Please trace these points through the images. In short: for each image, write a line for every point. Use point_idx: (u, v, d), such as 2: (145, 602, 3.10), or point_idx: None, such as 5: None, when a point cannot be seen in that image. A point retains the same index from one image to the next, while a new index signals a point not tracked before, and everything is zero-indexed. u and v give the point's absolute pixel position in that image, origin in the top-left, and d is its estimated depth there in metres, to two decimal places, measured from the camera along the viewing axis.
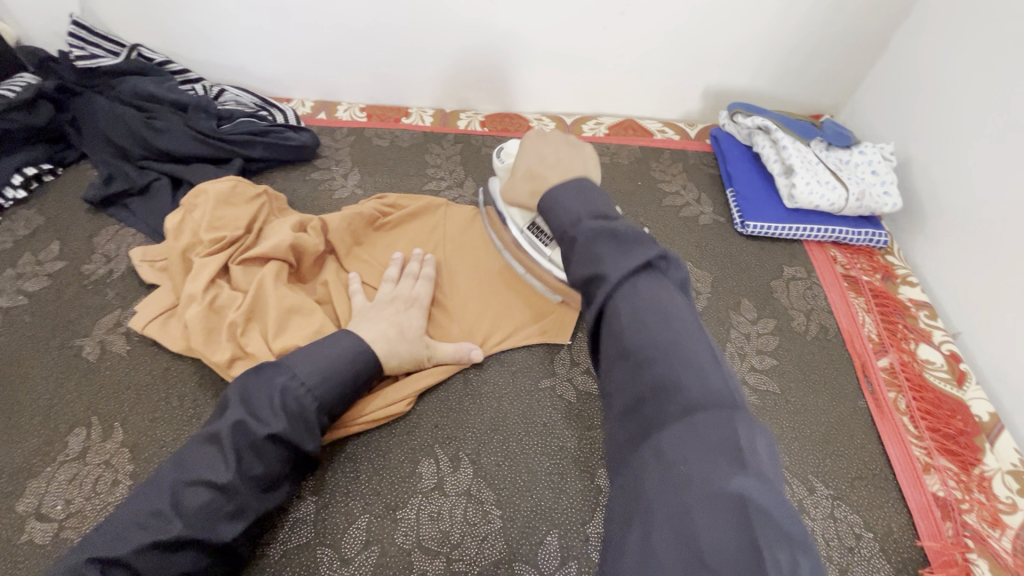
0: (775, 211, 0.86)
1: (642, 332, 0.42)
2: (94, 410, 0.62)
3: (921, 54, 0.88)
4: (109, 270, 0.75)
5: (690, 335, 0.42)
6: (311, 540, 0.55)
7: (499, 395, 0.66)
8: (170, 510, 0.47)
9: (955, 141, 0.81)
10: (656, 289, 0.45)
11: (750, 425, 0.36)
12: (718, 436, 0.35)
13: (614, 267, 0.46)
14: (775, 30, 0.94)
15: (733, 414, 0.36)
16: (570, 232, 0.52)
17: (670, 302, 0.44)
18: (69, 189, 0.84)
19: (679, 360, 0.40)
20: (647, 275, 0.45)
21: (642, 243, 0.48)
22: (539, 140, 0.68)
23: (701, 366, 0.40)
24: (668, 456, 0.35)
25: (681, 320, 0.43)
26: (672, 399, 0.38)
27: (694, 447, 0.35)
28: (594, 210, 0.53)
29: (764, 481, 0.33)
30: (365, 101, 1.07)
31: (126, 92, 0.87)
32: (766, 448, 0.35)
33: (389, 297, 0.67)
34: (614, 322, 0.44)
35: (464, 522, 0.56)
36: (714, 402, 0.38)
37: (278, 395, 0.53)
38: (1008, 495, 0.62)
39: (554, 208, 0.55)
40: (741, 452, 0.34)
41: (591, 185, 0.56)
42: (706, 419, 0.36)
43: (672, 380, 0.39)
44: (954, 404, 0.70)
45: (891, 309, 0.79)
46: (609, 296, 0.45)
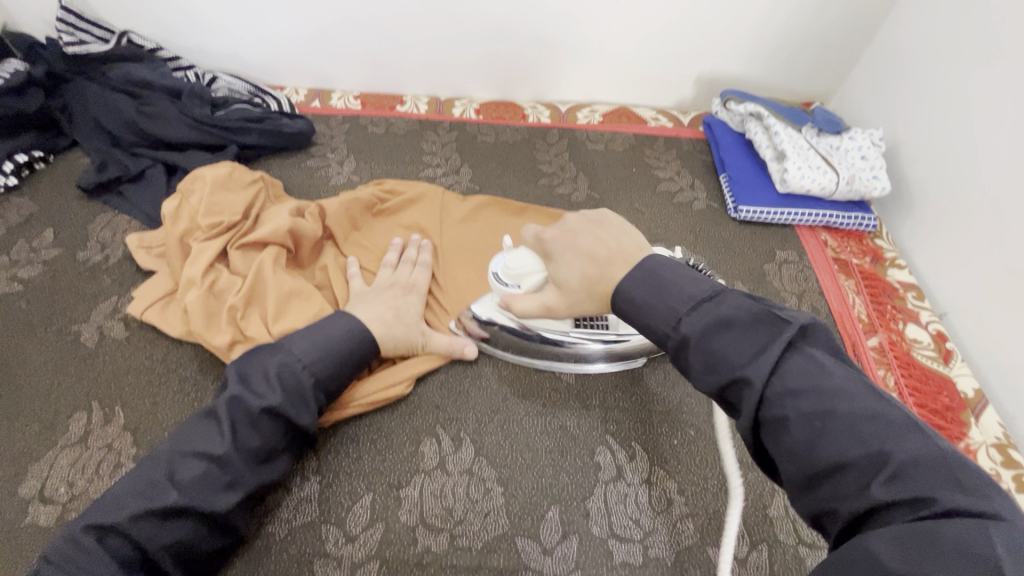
0: (767, 196, 0.88)
1: (831, 434, 0.37)
2: (94, 395, 0.62)
3: (907, 43, 0.90)
4: (105, 257, 0.74)
5: (884, 407, 0.38)
6: (315, 518, 0.56)
7: (498, 376, 0.67)
8: (163, 479, 0.48)
9: (941, 126, 0.83)
10: (812, 372, 0.40)
11: (1012, 538, 0.31)
12: (960, 540, 0.31)
13: (755, 368, 0.41)
14: (766, 18, 0.95)
15: (980, 519, 0.32)
16: (674, 338, 0.46)
17: (828, 377, 0.39)
18: (62, 176, 0.83)
19: (879, 440, 0.36)
20: (794, 355, 0.41)
21: (771, 325, 0.42)
22: (570, 236, 0.55)
23: (899, 437, 0.36)
24: (891, 565, 0.31)
25: (849, 393, 0.38)
26: (884, 489, 0.34)
27: (923, 555, 0.31)
28: (693, 296, 0.46)
29: (963, 489, 0.33)
30: (360, 89, 1.06)
31: (117, 79, 0.86)
32: (1022, 561, 0.30)
33: (388, 281, 0.68)
34: (784, 432, 0.39)
35: (466, 499, 0.57)
36: (946, 492, 0.33)
37: (273, 370, 0.54)
38: (992, 467, 0.64)
39: (642, 316, 0.48)
40: (999, 567, 0.29)
41: (660, 266, 0.49)
42: (948, 529, 0.31)
43: (885, 480, 0.34)
44: (941, 381, 0.72)
45: (880, 291, 0.81)
46: (761, 400, 0.41)
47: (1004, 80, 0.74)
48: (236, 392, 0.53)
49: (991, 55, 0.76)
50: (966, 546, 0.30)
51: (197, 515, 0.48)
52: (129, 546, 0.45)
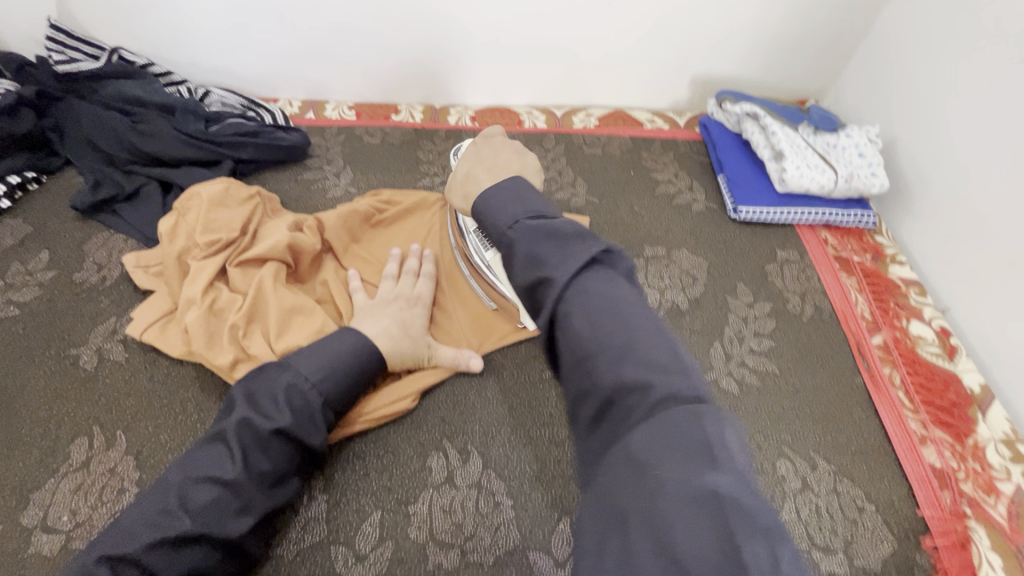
0: (765, 196, 0.88)
1: (592, 334, 0.38)
2: (96, 419, 0.61)
3: (900, 40, 0.90)
4: (102, 278, 0.74)
5: (641, 312, 0.40)
6: (324, 539, 0.55)
7: (504, 387, 0.66)
8: (175, 506, 0.47)
9: (938, 122, 0.83)
10: (604, 285, 0.40)
11: (716, 417, 0.34)
12: (683, 426, 0.33)
13: (561, 268, 0.40)
14: (758, 19, 0.95)
15: (697, 405, 0.34)
16: (507, 236, 0.45)
17: (615, 289, 0.40)
18: (56, 196, 0.83)
19: (632, 337, 0.38)
20: (596, 270, 0.40)
21: (586, 239, 0.42)
22: (483, 147, 0.62)
23: (670, 373, 0.36)
24: (638, 457, 0.33)
25: (629, 308, 0.39)
26: (634, 375, 0.36)
27: (661, 445, 0.33)
28: (533, 210, 0.46)
29: (737, 475, 0.31)
30: (354, 99, 1.06)
31: (110, 96, 0.86)
32: (734, 439, 0.33)
33: (390, 294, 0.67)
34: (568, 328, 0.39)
35: (476, 513, 0.57)
36: (669, 380, 0.36)
37: (282, 391, 0.53)
38: (1002, 463, 0.64)
39: (489, 214, 0.47)
40: (710, 448, 0.32)
41: (526, 185, 0.49)
42: (672, 416, 0.34)
43: (635, 370, 0.36)
44: (947, 376, 0.72)
45: (882, 288, 0.81)
46: (561, 299, 0.39)
47: (1000, 75, 0.74)
48: (245, 416, 0.52)
49: (987, 51, 0.76)
50: (690, 433, 0.33)
51: (210, 540, 0.47)
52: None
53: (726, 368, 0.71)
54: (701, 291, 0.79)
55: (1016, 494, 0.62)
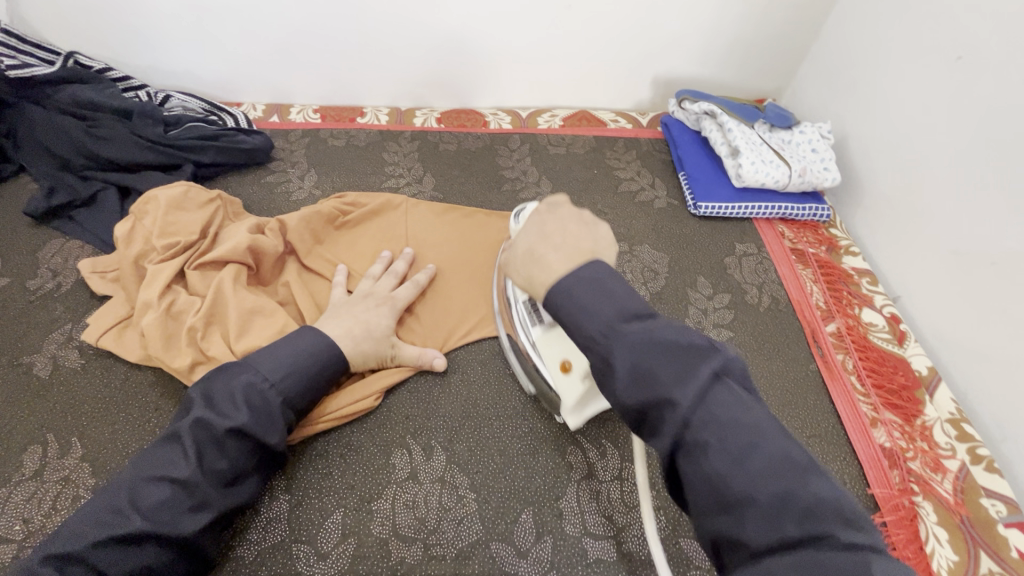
0: (725, 191, 0.90)
1: (732, 470, 0.35)
2: (49, 427, 0.60)
3: (849, 40, 0.93)
4: (57, 284, 0.72)
5: (790, 446, 0.36)
6: (285, 538, 0.55)
7: (468, 383, 0.67)
8: (127, 506, 0.47)
9: (885, 118, 0.86)
10: (733, 404, 0.37)
11: (893, 568, 0.31)
12: (821, 505, 0.33)
13: (682, 390, 0.37)
14: (715, 22, 0.98)
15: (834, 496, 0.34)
16: (601, 345, 0.41)
17: (750, 415, 0.37)
18: (9, 203, 0.81)
19: (789, 478, 0.34)
20: (721, 387, 0.38)
21: (703, 354, 0.39)
22: (549, 217, 0.53)
23: (770, 436, 0.36)
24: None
25: (763, 433, 0.36)
26: (797, 529, 0.32)
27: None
28: (628, 309, 0.41)
29: (873, 539, 0.32)
30: (319, 102, 1.06)
31: (64, 100, 0.84)
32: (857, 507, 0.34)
33: (361, 293, 0.67)
34: (700, 461, 0.36)
35: (439, 507, 0.57)
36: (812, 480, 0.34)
37: (239, 390, 0.53)
38: (948, 441, 0.66)
39: (576, 314, 0.42)
40: (845, 515, 0.33)
41: (608, 272, 0.44)
42: (839, 564, 0.30)
43: (796, 521, 0.32)
44: (896, 361, 0.74)
45: (835, 278, 0.83)
46: (685, 422, 0.37)
47: (939, 72, 0.78)
48: (200, 415, 0.51)
49: (927, 50, 0.80)
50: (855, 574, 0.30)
51: (163, 540, 0.47)
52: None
53: None
54: (662, 284, 0.81)
55: (961, 470, 0.64)
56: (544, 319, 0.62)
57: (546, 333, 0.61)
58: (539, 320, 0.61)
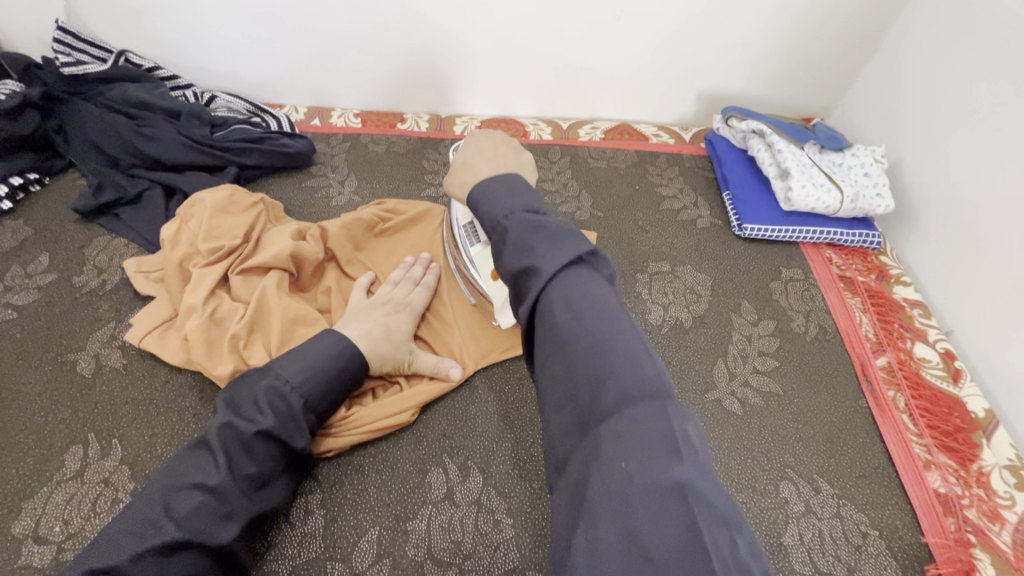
0: (772, 213, 0.87)
1: (569, 326, 0.38)
2: (90, 427, 0.60)
3: (908, 60, 0.90)
4: (102, 282, 0.73)
5: (625, 327, 0.38)
6: (321, 556, 0.54)
7: (506, 403, 0.66)
8: (159, 515, 0.46)
9: (944, 144, 0.83)
10: (584, 282, 0.39)
11: (681, 414, 0.34)
12: (647, 422, 0.32)
13: (548, 260, 0.40)
14: (766, 38, 0.95)
15: (659, 397, 0.34)
16: (500, 226, 0.45)
17: (599, 293, 0.39)
18: (58, 198, 0.82)
19: (616, 347, 0.36)
20: (581, 268, 0.40)
21: (575, 238, 0.42)
22: (482, 136, 0.56)
23: (629, 345, 0.37)
24: (609, 453, 0.32)
25: (617, 331, 0.37)
26: (615, 393, 0.34)
27: (630, 443, 0.32)
28: (530, 204, 0.46)
29: (701, 468, 0.31)
30: (360, 106, 1.06)
31: (115, 100, 0.85)
32: (693, 431, 0.34)
33: (378, 299, 0.66)
34: (550, 322, 0.38)
35: (475, 532, 0.56)
36: (639, 386, 0.34)
37: (262, 393, 0.53)
38: (1007, 490, 0.63)
39: (488, 200, 0.47)
40: (676, 438, 0.32)
41: (524, 183, 0.48)
42: (635, 414, 0.33)
43: (608, 368, 0.35)
44: (951, 401, 0.71)
45: (886, 309, 0.80)
46: (544, 290, 0.39)
47: (1007, 100, 0.74)
48: (226, 419, 0.52)
49: (994, 74, 0.76)
50: (661, 437, 0.32)
51: (200, 548, 0.46)
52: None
53: (730, 386, 0.71)
54: (704, 308, 0.79)
55: (1022, 522, 0.61)
56: (481, 238, 0.66)
57: (482, 251, 0.66)
58: (476, 239, 0.66)
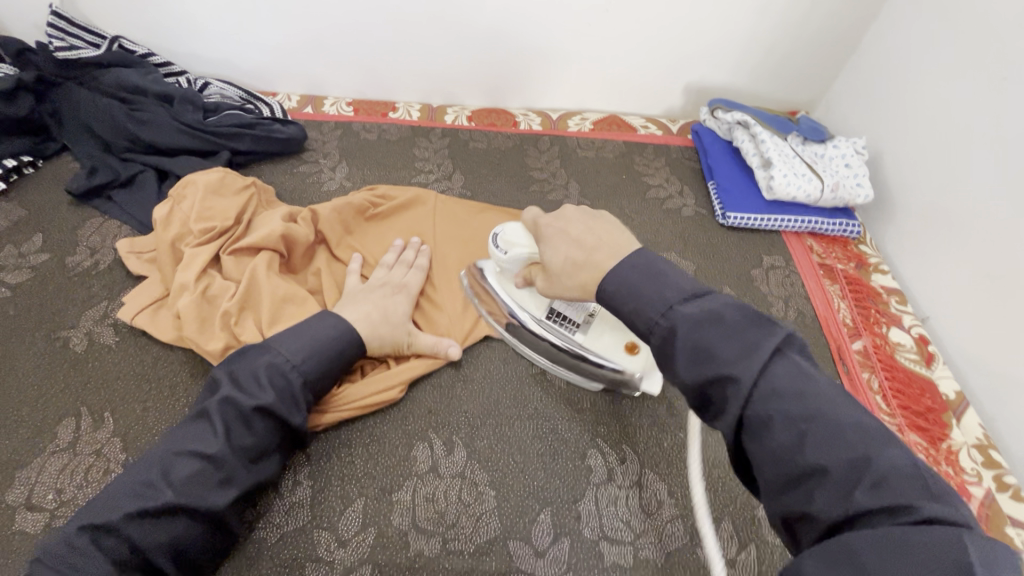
0: (755, 202, 0.89)
1: (797, 441, 0.38)
2: (83, 401, 0.62)
3: (890, 54, 0.92)
4: (95, 262, 0.74)
5: (860, 415, 0.38)
6: (308, 524, 0.55)
7: (490, 381, 0.67)
8: (158, 479, 0.48)
9: (922, 135, 0.85)
10: (798, 380, 0.40)
11: (962, 527, 0.32)
12: (933, 548, 0.30)
13: (744, 367, 0.41)
14: (751, 30, 0.97)
15: (953, 526, 0.31)
16: (659, 326, 0.46)
17: (812, 383, 0.40)
18: (50, 181, 0.83)
19: (864, 447, 0.36)
20: (782, 359, 0.41)
21: (759, 329, 0.42)
22: (566, 222, 0.58)
23: (874, 444, 0.36)
24: (866, 563, 0.31)
25: (832, 410, 0.38)
26: (870, 499, 0.34)
27: (893, 552, 0.31)
28: (683, 292, 0.47)
29: None
30: (352, 95, 1.07)
31: (109, 84, 0.86)
32: (1008, 575, 0.29)
33: (376, 282, 0.68)
34: (762, 435, 0.39)
35: (458, 502, 0.58)
36: (925, 502, 0.33)
37: (262, 370, 0.54)
38: (974, 468, 0.66)
39: (633, 299, 0.48)
40: (971, 572, 0.29)
41: (653, 261, 0.49)
42: (919, 534, 0.31)
43: (867, 486, 0.34)
44: (924, 383, 0.73)
45: (864, 295, 0.83)
46: (747, 399, 0.40)
47: (983, 93, 0.76)
48: (227, 394, 0.53)
49: (970, 69, 0.78)
50: (943, 549, 0.30)
51: (195, 513, 0.48)
52: (124, 545, 0.45)
53: None
54: None
55: (987, 497, 0.63)
56: (579, 320, 0.65)
57: (588, 335, 0.64)
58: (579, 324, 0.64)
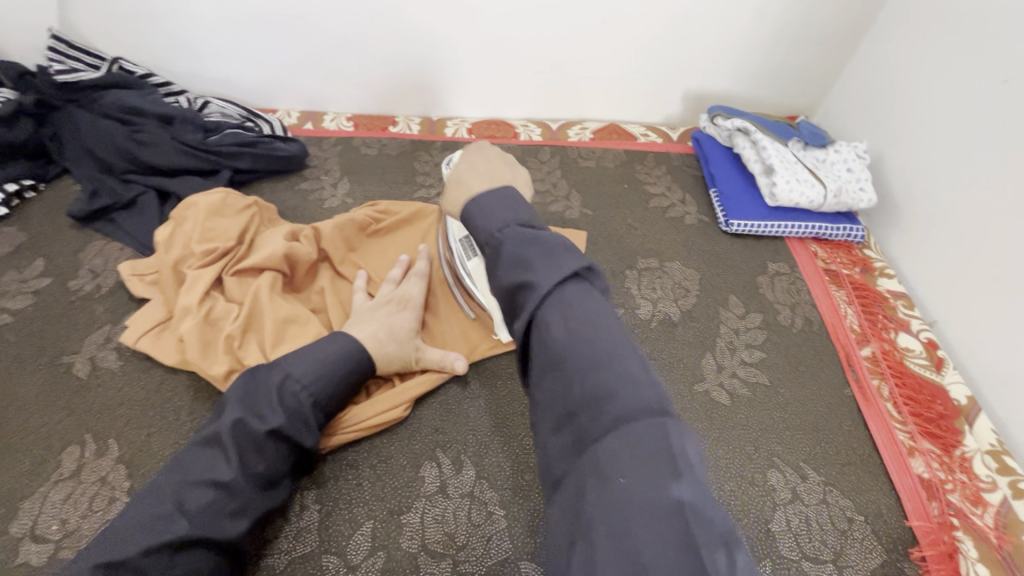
0: (758, 210, 0.89)
1: (569, 342, 0.41)
2: (88, 428, 0.61)
3: (888, 58, 0.92)
4: (97, 286, 0.74)
5: (614, 338, 0.41)
6: (316, 549, 0.55)
7: (497, 398, 0.67)
8: (172, 510, 0.47)
9: (924, 139, 0.85)
10: (584, 297, 0.44)
11: (675, 430, 0.36)
12: (648, 438, 0.35)
13: (544, 275, 0.44)
14: (750, 37, 0.97)
15: (662, 416, 0.37)
16: (494, 237, 0.49)
17: (594, 313, 0.43)
18: (51, 205, 0.83)
19: (604, 356, 0.40)
20: (577, 285, 0.44)
21: (570, 254, 0.45)
22: (475, 153, 0.63)
23: (614, 360, 0.40)
24: (605, 468, 0.35)
25: (619, 353, 0.41)
26: (604, 398, 0.38)
27: (627, 454, 0.35)
28: (519, 217, 0.51)
29: (696, 482, 0.34)
30: (352, 110, 1.07)
31: (110, 107, 0.86)
32: (693, 448, 0.36)
33: (382, 298, 0.68)
34: (545, 335, 0.42)
35: (468, 523, 0.57)
36: (628, 393, 0.38)
37: (276, 393, 0.54)
38: (988, 474, 0.65)
39: (477, 212, 0.52)
40: (674, 458, 0.34)
41: (515, 194, 0.53)
42: (639, 429, 0.36)
43: (606, 395, 0.38)
44: (934, 388, 0.73)
45: (870, 301, 0.82)
46: (539, 305, 0.43)
47: (984, 96, 0.76)
48: (241, 418, 0.52)
49: (971, 70, 0.78)
50: (652, 444, 0.35)
51: (210, 543, 0.47)
52: (131, 572, 0.44)
53: (718, 378, 0.72)
54: (692, 302, 0.80)
55: (1003, 504, 0.63)
56: (478, 253, 0.73)
57: (480, 264, 0.72)
58: (474, 253, 0.72)
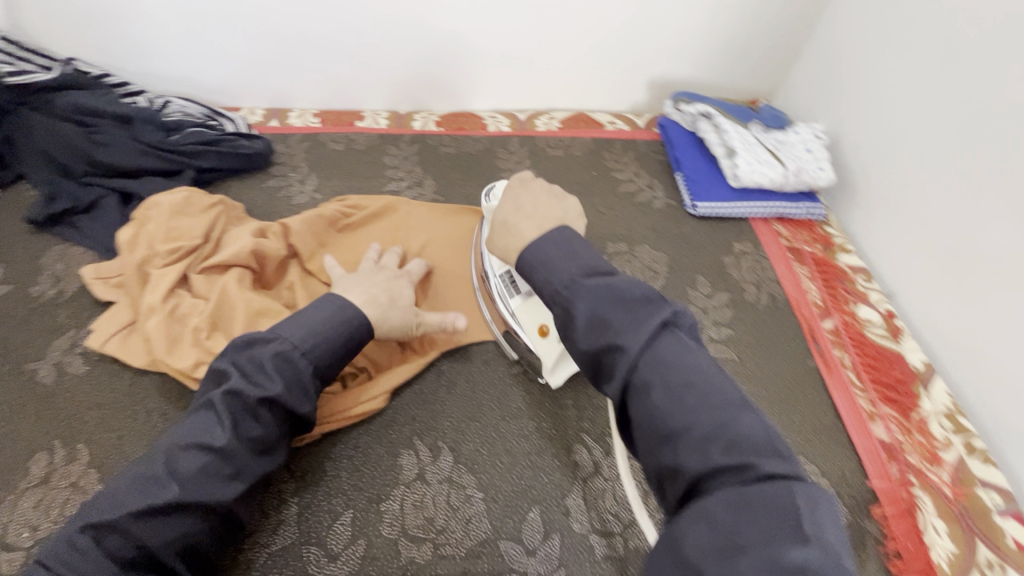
0: (722, 192, 0.91)
1: (671, 407, 0.38)
2: (55, 434, 0.60)
3: (842, 40, 0.95)
4: (59, 291, 0.72)
5: (727, 386, 0.39)
6: (296, 541, 0.55)
7: (472, 385, 0.67)
8: (164, 474, 0.47)
9: (877, 117, 0.88)
10: (677, 352, 0.40)
11: (807, 489, 0.34)
12: (773, 499, 0.32)
13: (633, 336, 0.41)
14: (710, 22, 0.99)
15: (790, 481, 0.34)
16: (562, 295, 0.45)
17: (693, 360, 0.40)
18: (7, 211, 0.80)
19: (722, 413, 0.38)
20: (667, 336, 0.41)
21: (651, 307, 0.42)
22: (522, 190, 0.57)
23: (735, 411, 0.38)
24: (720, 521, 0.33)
25: (708, 377, 0.39)
26: (724, 456, 0.35)
27: (743, 512, 0.32)
28: (588, 267, 0.46)
29: (826, 551, 0.31)
30: (318, 106, 1.06)
31: (63, 108, 0.83)
32: (828, 517, 0.33)
33: None
34: (644, 401, 0.39)
35: (447, 507, 0.58)
36: (767, 459, 0.35)
37: (270, 359, 0.53)
38: (944, 434, 0.68)
39: (542, 266, 0.47)
40: (800, 521, 0.31)
41: (574, 235, 0.49)
42: (761, 493, 0.33)
43: (723, 454, 0.35)
44: (892, 355, 0.76)
45: (832, 275, 0.85)
46: (632, 368, 0.40)
47: (931, 73, 0.79)
48: (234, 384, 0.51)
49: (919, 49, 0.81)
50: (781, 508, 0.32)
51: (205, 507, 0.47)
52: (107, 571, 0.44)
53: None
54: (661, 284, 0.82)
55: (957, 462, 0.66)
56: (522, 290, 0.66)
57: (525, 303, 0.65)
58: (517, 290, 0.66)
